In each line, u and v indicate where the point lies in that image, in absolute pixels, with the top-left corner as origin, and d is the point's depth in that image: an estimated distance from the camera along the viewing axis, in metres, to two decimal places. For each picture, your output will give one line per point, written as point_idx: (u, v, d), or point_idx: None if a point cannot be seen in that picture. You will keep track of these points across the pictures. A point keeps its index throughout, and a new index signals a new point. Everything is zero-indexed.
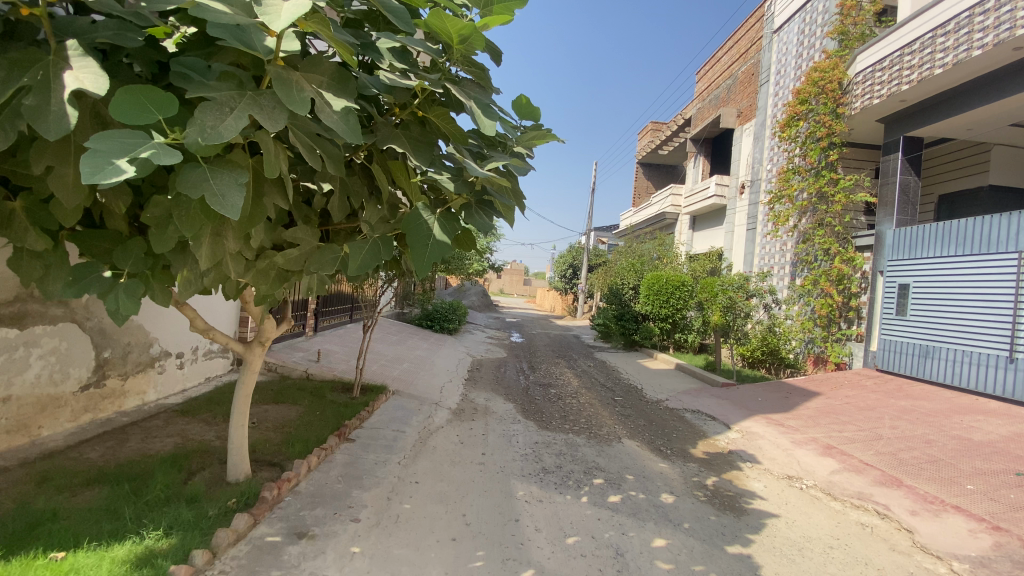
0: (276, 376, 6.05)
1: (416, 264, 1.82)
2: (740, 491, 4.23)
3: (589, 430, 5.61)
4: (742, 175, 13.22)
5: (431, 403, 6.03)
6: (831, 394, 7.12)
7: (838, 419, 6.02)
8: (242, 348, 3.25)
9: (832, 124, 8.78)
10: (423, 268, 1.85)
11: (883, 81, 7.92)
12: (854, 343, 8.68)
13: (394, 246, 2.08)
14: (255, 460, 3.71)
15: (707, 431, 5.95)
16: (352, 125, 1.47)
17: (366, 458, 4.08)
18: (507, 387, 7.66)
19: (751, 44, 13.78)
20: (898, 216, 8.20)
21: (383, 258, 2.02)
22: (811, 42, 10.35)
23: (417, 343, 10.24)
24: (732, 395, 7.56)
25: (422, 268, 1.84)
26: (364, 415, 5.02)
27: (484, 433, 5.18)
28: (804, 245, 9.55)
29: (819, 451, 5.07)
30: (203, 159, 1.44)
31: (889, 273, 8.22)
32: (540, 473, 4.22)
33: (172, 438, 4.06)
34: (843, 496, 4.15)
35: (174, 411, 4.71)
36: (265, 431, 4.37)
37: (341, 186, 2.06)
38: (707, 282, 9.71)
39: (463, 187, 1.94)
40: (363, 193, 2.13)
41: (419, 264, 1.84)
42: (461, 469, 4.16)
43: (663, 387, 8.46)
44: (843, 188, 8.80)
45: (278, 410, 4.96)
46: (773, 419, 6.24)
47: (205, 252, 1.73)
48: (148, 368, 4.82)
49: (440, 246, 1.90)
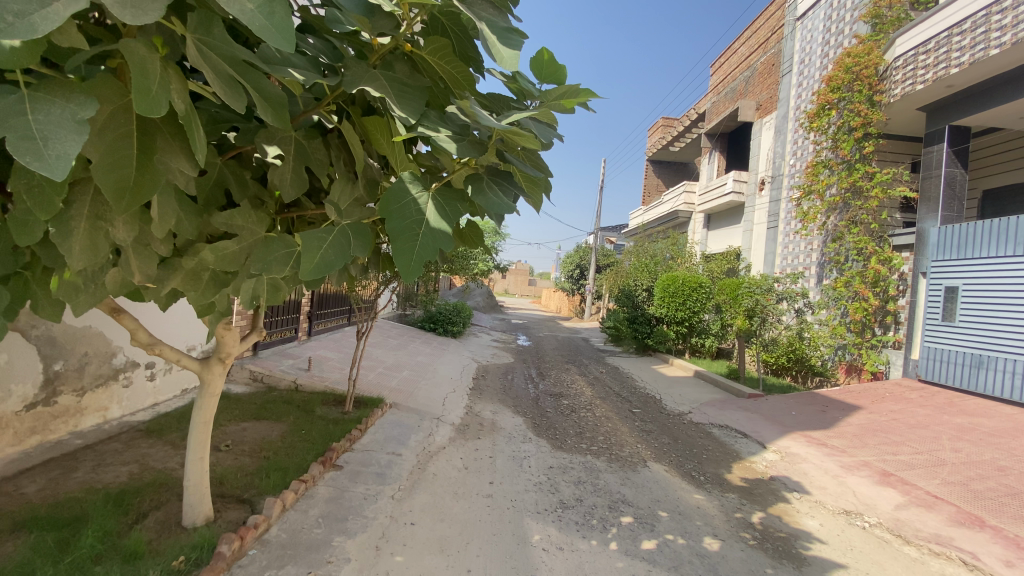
0: (261, 387, 5.48)
1: (397, 262, 1.21)
2: (794, 532, 3.61)
3: (610, 450, 4.99)
4: (762, 171, 12.56)
5: (432, 417, 5.43)
6: (873, 408, 6.47)
7: (888, 439, 5.42)
8: (197, 367, 2.63)
9: (868, 113, 8.15)
10: (407, 266, 1.23)
11: (928, 65, 7.28)
12: (891, 351, 8.05)
13: (371, 238, 1.46)
14: (220, 497, 3.11)
15: (741, 452, 5.33)
16: (278, 26, 0.88)
17: (354, 491, 3.47)
18: (516, 398, 7.05)
19: (771, 33, 13.14)
20: (944, 213, 7.51)
21: (354, 253, 1.39)
22: (840, 28, 9.72)
23: (418, 347, 9.62)
24: (761, 408, 6.92)
25: (406, 268, 1.22)
26: (355, 435, 4.42)
27: (491, 455, 4.56)
28: (834, 244, 8.90)
29: (876, 480, 4.50)
30: (22, 84, 0.86)
31: (933, 275, 7.50)
32: (559, 508, 3.60)
33: (130, 466, 3.46)
34: (917, 540, 3.56)
35: (142, 431, 4.11)
36: (240, 458, 3.76)
37: (296, 151, 1.47)
38: (727, 282, 9.06)
39: (471, 149, 1.32)
40: (331, 165, 1.54)
41: (400, 260, 1.22)
42: (465, 503, 3.56)
43: (683, 397, 7.83)
44: (879, 181, 8.16)
45: (258, 429, 4.36)
46: (813, 438, 5.62)
47: (79, 245, 1.14)
48: (111, 382, 4.22)
49: (436, 234, 1.30)
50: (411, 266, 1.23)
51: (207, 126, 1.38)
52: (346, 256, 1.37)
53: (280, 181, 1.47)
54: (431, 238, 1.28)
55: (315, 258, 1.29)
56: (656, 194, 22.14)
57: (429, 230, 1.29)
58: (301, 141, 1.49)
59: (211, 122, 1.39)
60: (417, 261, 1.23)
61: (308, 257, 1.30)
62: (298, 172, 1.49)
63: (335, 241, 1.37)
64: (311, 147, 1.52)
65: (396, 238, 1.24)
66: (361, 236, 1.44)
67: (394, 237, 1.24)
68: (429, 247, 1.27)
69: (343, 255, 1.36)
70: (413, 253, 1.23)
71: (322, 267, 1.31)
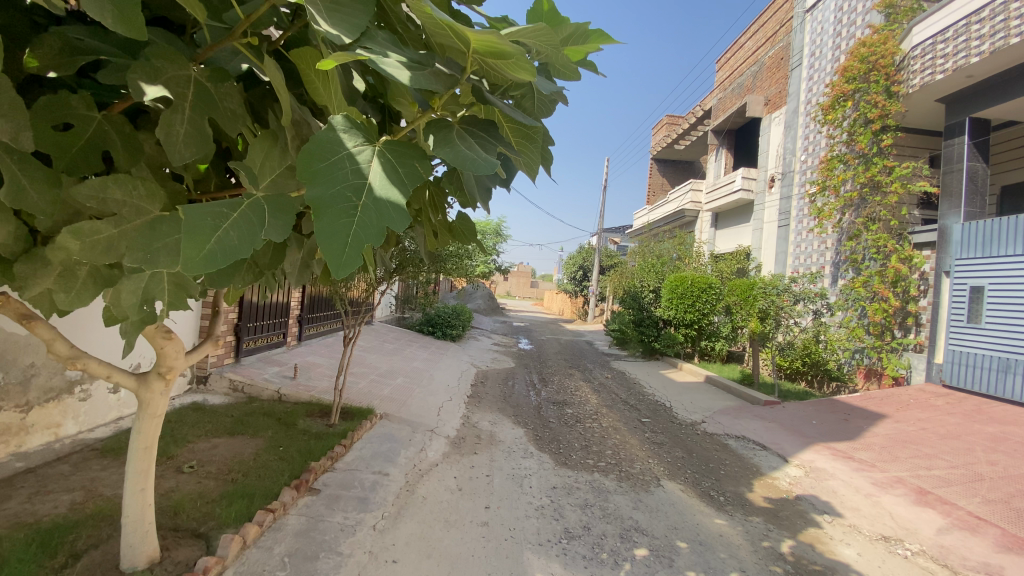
0: (241, 398, 5.07)
1: (320, 250, 0.78)
2: (830, 565, 3.17)
3: (618, 466, 4.55)
4: (772, 168, 12.11)
5: (425, 430, 5.00)
6: (899, 417, 6.02)
7: (920, 452, 4.98)
8: (133, 384, 2.22)
9: (886, 104, 7.70)
10: (336, 257, 0.79)
11: (946, 54, 6.83)
12: (912, 354, 7.57)
13: (294, 215, 1.04)
14: (172, 532, 2.70)
15: (761, 466, 4.90)
16: None
17: (330, 521, 3.05)
18: (516, 406, 6.62)
19: (779, 26, 12.70)
20: (967, 208, 7.02)
21: (265, 236, 0.98)
22: (852, 18, 9.28)
23: (415, 352, 9.20)
24: (779, 416, 6.47)
25: (334, 259, 0.79)
26: (338, 451, 4.00)
27: (489, 473, 4.13)
28: (851, 243, 8.47)
29: (913, 499, 4.05)
30: None
31: (957, 274, 7.02)
32: (562, 539, 3.17)
33: (72, 494, 3.04)
34: (966, 570, 3.14)
35: (98, 451, 3.71)
36: (203, 482, 3.34)
37: (196, 97, 1.08)
38: (738, 283, 8.64)
39: (441, 79, 0.90)
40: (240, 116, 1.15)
41: (326, 244, 0.79)
42: (457, 533, 3.14)
43: (695, 404, 7.38)
44: (898, 175, 7.69)
45: (230, 446, 3.95)
46: (839, 451, 5.17)
47: None
48: (64, 396, 3.82)
49: (387, 211, 0.88)
50: (346, 256, 0.79)
51: (60, 58, 1.05)
52: (254, 243, 0.96)
53: (168, 137, 1.05)
54: (379, 217, 0.86)
55: (203, 245, 0.88)
56: (661, 194, 21.73)
57: (378, 204, 0.87)
58: (204, 83, 1.10)
59: (66, 54, 1.06)
60: (357, 249, 0.81)
61: (193, 242, 0.89)
62: (198, 126, 1.09)
63: (238, 220, 0.96)
64: (219, 94, 1.13)
65: (321, 213, 0.82)
66: (283, 214, 1.03)
67: (319, 212, 0.82)
68: (374, 229, 0.85)
69: (249, 239, 0.96)
70: (346, 235, 0.80)
71: (215, 257, 0.90)
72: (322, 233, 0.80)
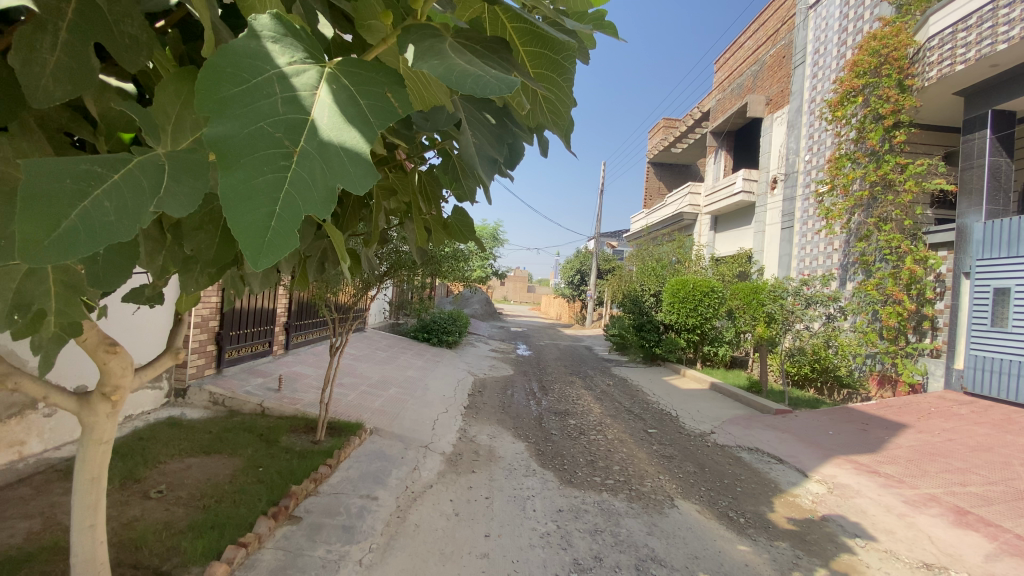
0: (222, 412, 4.71)
1: (227, 224, 0.48)
2: None
3: (629, 484, 4.23)
4: (774, 169, 11.89)
5: (420, 445, 4.67)
6: (922, 427, 5.73)
7: (950, 466, 4.70)
8: (73, 407, 1.85)
9: (900, 99, 7.49)
10: (256, 236, 0.50)
11: (969, 43, 6.63)
12: (928, 360, 7.32)
13: (209, 179, 0.71)
14: (130, 570, 2.32)
15: (780, 482, 4.58)
16: None
17: (314, 555, 2.71)
18: (517, 417, 6.29)
19: (781, 24, 12.51)
20: (988, 206, 6.79)
21: (154, 206, 0.64)
22: (859, 14, 9.09)
23: (410, 360, 8.86)
24: (792, 426, 6.17)
25: (251, 240, 0.49)
26: (326, 472, 3.66)
27: (488, 495, 3.78)
28: (861, 244, 8.21)
29: (952, 520, 3.75)
30: None
31: (978, 276, 6.77)
32: (574, 573, 2.84)
33: (28, 522, 2.68)
34: None
35: (63, 472, 3.36)
36: (172, 509, 2.94)
37: (77, 16, 0.77)
38: (740, 286, 8.38)
39: None
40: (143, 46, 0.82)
41: (237, 214, 0.50)
42: (461, 566, 2.82)
43: (702, 413, 7.06)
44: (912, 173, 7.42)
45: (208, 465, 3.59)
46: (862, 464, 4.88)
47: None
48: (27, 411, 3.43)
49: (344, 163, 0.57)
50: (273, 234, 0.50)
51: None
52: (137, 222, 0.63)
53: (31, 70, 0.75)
54: (326, 171, 0.55)
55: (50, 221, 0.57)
56: (658, 197, 21.52)
57: (323, 149, 0.56)
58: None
59: None
60: (292, 221, 0.51)
61: (40, 222, 0.58)
62: (79, 56, 0.77)
63: (119, 185, 0.64)
64: (115, 13, 0.80)
65: (230, 166, 0.52)
66: (192, 179, 0.69)
67: (229, 165, 0.52)
68: (319, 187, 0.54)
69: (133, 213, 0.63)
70: (273, 198, 0.50)
71: (76, 243, 0.59)
72: (234, 198, 0.51)
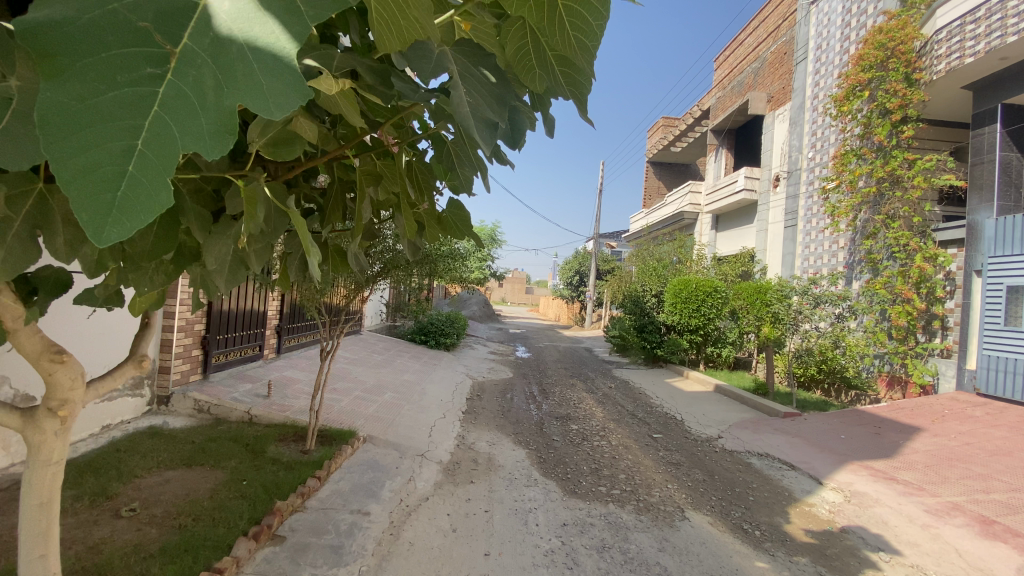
0: (207, 420, 4.48)
1: (52, 182, 0.33)
2: None
3: (637, 494, 4.01)
4: (776, 166, 11.69)
5: (416, 454, 4.44)
6: (937, 430, 5.52)
7: (970, 472, 4.49)
8: (16, 424, 1.60)
9: (907, 93, 7.28)
10: (105, 194, 0.35)
11: (978, 36, 6.44)
12: (939, 360, 7.12)
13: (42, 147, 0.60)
14: None
15: (794, 490, 4.36)
16: None
17: None
18: (517, 422, 6.06)
19: (781, 20, 12.33)
20: (999, 202, 6.58)
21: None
22: (863, 8, 8.91)
23: (406, 363, 8.62)
24: (803, 430, 5.95)
25: (99, 201, 0.34)
26: (315, 484, 3.44)
27: (488, 508, 3.56)
28: (868, 242, 8.00)
29: (979, 531, 3.55)
30: None
31: (990, 273, 6.57)
32: None
33: None
34: None
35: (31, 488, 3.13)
36: (143, 530, 2.72)
37: None
38: (744, 286, 8.18)
39: None
40: None
41: (72, 157, 0.35)
42: None
43: (708, 417, 6.83)
44: (920, 168, 7.21)
45: (187, 479, 3.36)
46: (879, 471, 4.66)
47: None
48: None
49: (248, 67, 0.41)
50: (130, 183, 0.34)
51: None
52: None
53: None
54: (219, 87, 0.40)
55: None
56: (657, 196, 21.32)
57: (219, 52, 0.40)
58: None
59: None
60: (164, 164, 0.36)
61: None
62: None
63: None
64: None
65: (58, 79, 0.35)
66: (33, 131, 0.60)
67: (57, 73, 0.36)
68: (211, 108, 0.39)
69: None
70: (128, 125, 0.34)
71: None
72: (73, 131, 0.35)
